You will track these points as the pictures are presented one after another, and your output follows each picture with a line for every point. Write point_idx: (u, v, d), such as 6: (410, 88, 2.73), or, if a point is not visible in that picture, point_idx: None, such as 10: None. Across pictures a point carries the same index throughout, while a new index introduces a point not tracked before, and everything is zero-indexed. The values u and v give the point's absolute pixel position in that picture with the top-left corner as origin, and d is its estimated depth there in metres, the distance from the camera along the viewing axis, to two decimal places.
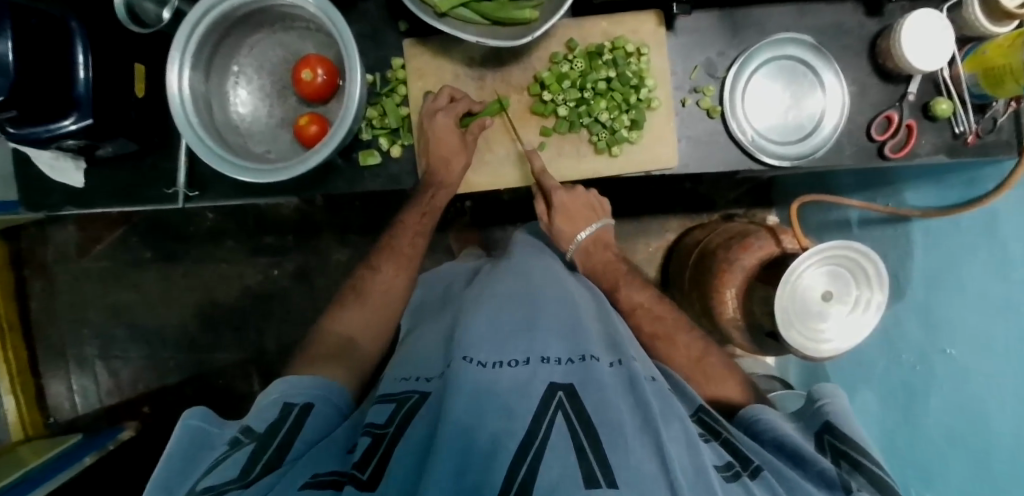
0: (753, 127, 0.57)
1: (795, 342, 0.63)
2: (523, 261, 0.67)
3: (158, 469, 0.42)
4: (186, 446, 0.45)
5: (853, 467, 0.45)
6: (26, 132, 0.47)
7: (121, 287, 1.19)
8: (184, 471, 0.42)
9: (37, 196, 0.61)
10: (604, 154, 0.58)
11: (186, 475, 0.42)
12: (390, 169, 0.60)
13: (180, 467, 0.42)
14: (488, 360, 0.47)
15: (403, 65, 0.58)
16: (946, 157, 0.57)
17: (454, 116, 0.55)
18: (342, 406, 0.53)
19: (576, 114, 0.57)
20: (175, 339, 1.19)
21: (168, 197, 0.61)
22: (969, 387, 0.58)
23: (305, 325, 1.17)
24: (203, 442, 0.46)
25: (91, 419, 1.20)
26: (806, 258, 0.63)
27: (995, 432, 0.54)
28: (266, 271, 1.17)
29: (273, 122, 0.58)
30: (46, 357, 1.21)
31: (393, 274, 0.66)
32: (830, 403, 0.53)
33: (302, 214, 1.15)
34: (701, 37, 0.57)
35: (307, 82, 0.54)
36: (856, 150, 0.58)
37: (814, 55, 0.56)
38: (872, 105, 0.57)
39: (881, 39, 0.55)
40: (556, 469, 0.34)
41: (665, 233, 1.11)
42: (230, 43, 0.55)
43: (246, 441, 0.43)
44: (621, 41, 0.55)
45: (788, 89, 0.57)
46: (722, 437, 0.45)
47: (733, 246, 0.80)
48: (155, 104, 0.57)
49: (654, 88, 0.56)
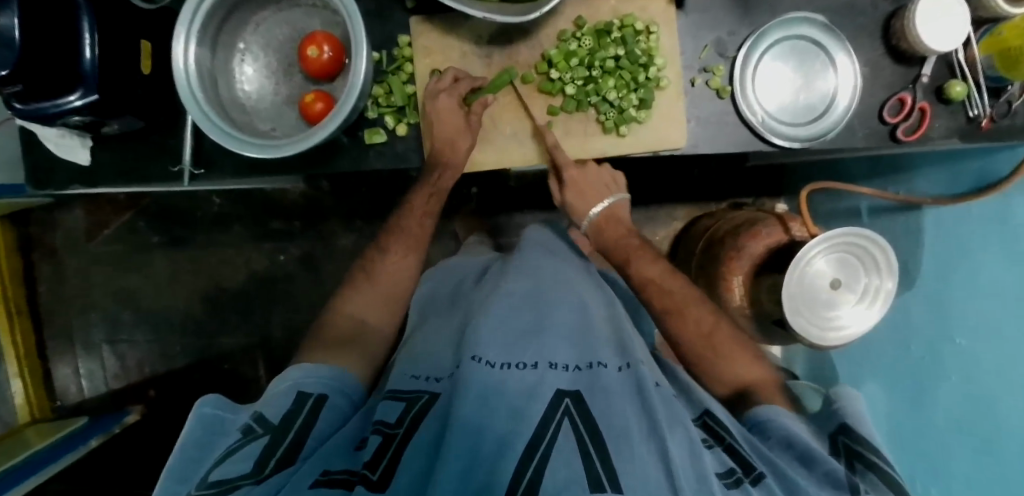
0: (764, 109, 0.56)
1: (802, 329, 0.62)
2: (534, 261, 0.66)
3: (173, 459, 0.42)
4: (201, 436, 0.45)
5: (867, 468, 0.44)
6: (32, 108, 0.47)
7: (128, 271, 1.20)
8: (200, 462, 0.42)
9: (43, 174, 0.61)
10: (611, 134, 0.58)
11: (201, 463, 0.42)
12: (396, 147, 0.59)
13: (196, 454, 0.43)
14: (497, 359, 0.47)
15: (409, 42, 0.58)
16: (959, 141, 0.56)
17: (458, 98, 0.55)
18: (356, 398, 0.53)
19: (584, 93, 0.56)
20: (181, 324, 1.20)
21: (174, 175, 0.61)
22: (975, 386, 0.57)
23: (310, 311, 1.17)
24: (215, 428, 0.46)
25: (98, 402, 1.21)
26: (815, 246, 0.62)
27: (1000, 430, 0.54)
28: (272, 257, 1.17)
29: (279, 100, 0.58)
30: (53, 340, 1.22)
31: (399, 255, 0.66)
32: (847, 406, 0.52)
33: (307, 199, 1.15)
34: (711, 16, 0.56)
35: (313, 59, 0.53)
36: (867, 132, 0.57)
37: (825, 35, 0.55)
38: (886, 87, 0.56)
39: (895, 20, 0.54)
40: (562, 472, 0.35)
41: (672, 222, 1.11)
42: (236, 20, 0.55)
43: (261, 432, 0.43)
44: (630, 19, 0.54)
45: (800, 69, 0.56)
46: (727, 442, 0.44)
47: (742, 234, 0.79)
48: (162, 82, 0.57)
49: (663, 67, 0.55)
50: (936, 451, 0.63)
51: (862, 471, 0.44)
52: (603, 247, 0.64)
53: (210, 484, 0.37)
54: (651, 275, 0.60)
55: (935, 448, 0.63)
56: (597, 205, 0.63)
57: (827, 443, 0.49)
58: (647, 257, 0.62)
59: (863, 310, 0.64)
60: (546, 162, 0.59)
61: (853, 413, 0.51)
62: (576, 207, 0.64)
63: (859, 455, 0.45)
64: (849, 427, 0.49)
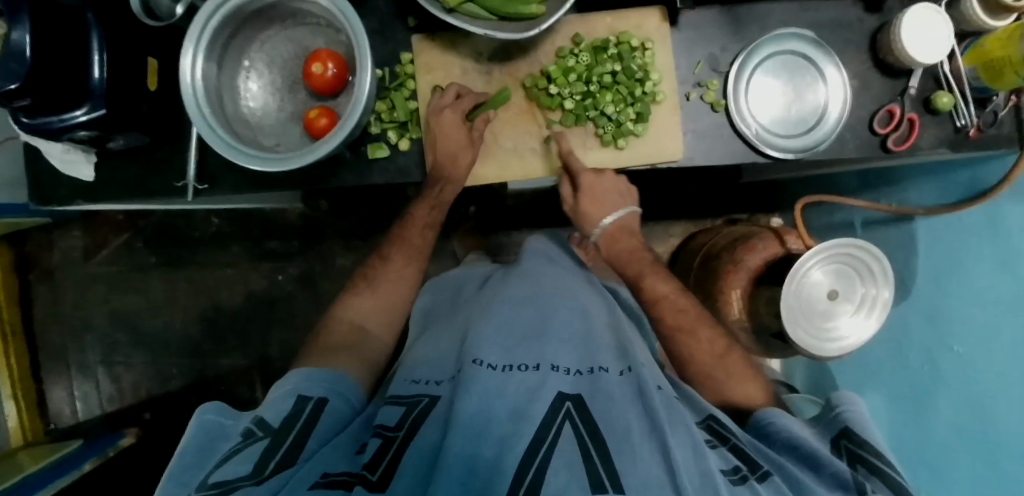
0: (757, 121, 0.58)
1: (803, 341, 0.62)
2: (534, 268, 0.67)
3: (173, 462, 0.42)
4: (203, 442, 0.44)
5: (871, 472, 0.42)
6: (39, 122, 0.48)
7: (126, 292, 1.19)
8: (199, 468, 0.41)
9: (46, 189, 0.62)
10: (610, 147, 0.59)
11: (201, 467, 0.41)
12: (398, 162, 0.60)
13: (194, 459, 0.42)
14: (498, 363, 0.47)
15: (411, 59, 0.60)
16: (949, 150, 0.57)
17: (460, 113, 0.56)
18: (357, 403, 0.52)
19: (582, 107, 0.57)
20: (177, 344, 1.18)
21: (178, 191, 0.61)
22: (974, 388, 0.57)
23: (308, 330, 1.16)
24: (216, 433, 0.45)
25: (91, 426, 1.19)
26: (810, 258, 0.63)
27: (1000, 431, 0.53)
28: (270, 276, 1.17)
29: (284, 116, 0.59)
30: (47, 362, 1.20)
31: (401, 269, 0.66)
32: (849, 409, 0.49)
33: (307, 218, 1.16)
34: (704, 32, 0.58)
35: (318, 76, 0.55)
36: (859, 143, 0.58)
37: (815, 50, 0.57)
38: (874, 99, 0.58)
39: (881, 34, 0.56)
40: (563, 473, 0.34)
41: (670, 238, 1.12)
42: (243, 38, 0.57)
43: (260, 434, 0.43)
44: (626, 36, 0.56)
45: (791, 83, 0.58)
46: (731, 442, 0.45)
47: (738, 247, 0.80)
48: (168, 98, 0.58)
49: (659, 81, 0.56)
50: (939, 461, 0.62)
51: (865, 475, 0.42)
52: (614, 260, 0.63)
53: (210, 485, 0.36)
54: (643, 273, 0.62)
55: (939, 457, 0.62)
56: (609, 216, 0.61)
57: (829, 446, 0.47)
58: (658, 273, 0.62)
59: (860, 320, 0.64)
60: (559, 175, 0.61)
61: (855, 416, 0.48)
62: (588, 212, 0.62)
63: (862, 459, 0.44)
64: (849, 429, 0.47)
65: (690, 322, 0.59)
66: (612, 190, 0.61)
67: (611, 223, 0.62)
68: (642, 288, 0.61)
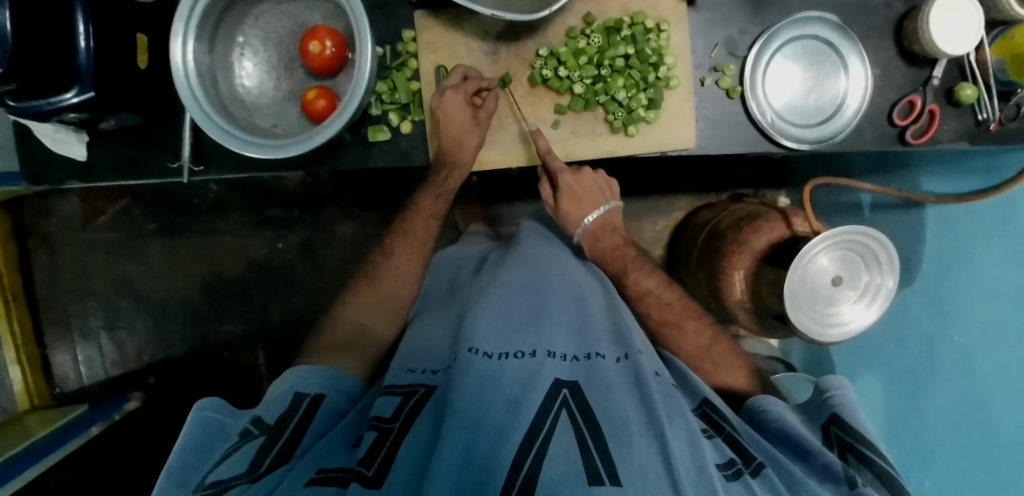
0: (773, 108, 0.56)
1: (805, 326, 0.62)
2: (533, 249, 0.66)
3: (171, 460, 0.42)
4: (200, 439, 0.45)
5: (860, 462, 0.44)
6: (26, 105, 0.46)
7: (125, 258, 1.19)
8: (198, 466, 0.42)
9: (38, 169, 0.61)
10: (619, 134, 0.57)
11: (200, 468, 0.42)
12: (400, 145, 0.59)
13: (194, 458, 0.43)
14: (494, 351, 0.47)
15: (414, 37, 0.57)
16: (967, 144, 0.56)
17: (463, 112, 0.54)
18: (352, 393, 0.53)
19: (592, 92, 0.55)
20: (179, 312, 1.20)
21: (173, 172, 0.60)
22: (969, 373, 0.63)
23: (309, 298, 1.17)
24: (214, 429, 0.46)
25: (97, 389, 1.22)
26: (819, 243, 0.60)
27: (995, 417, 0.61)
28: (270, 245, 1.17)
29: (281, 96, 0.57)
30: (50, 327, 1.21)
31: (405, 260, 0.67)
32: (840, 395, 0.50)
33: (306, 187, 1.13)
34: (723, 13, 0.55)
35: (315, 55, 0.52)
36: (876, 134, 0.57)
37: (838, 36, 0.54)
38: (896, 89, 0.56)
39: (909, 20, 0.54)
40: (561, 465, 0.34)
41: (673, 213, 1.11)
42: (235, 12, 0.54)
43: (256, 433, 0.43)
44: (641, 16, 0.54)
45: (811, 69, 0.56)
46: (725, 432, 0.45)
47: (743, 228, 0.78)
48: (158, 76, 0.55)
49: (673, 66, 0.54)
50: (933, 448, 0.66)
51: (856, 465, 0.44)
52: (600, 261, 0.66)
53: (207, 486, 0.37)
54: (622, 262, 0.65)
55: (931, 444, 0.66)
56: (592, 214, 0.64)
57: (820, 435, 0.49)
58: (648, 274, 0.65)
59: (862, 308, 0.64)
60: (536, 160, 0.59)
61: (845, 402, 0.50)
62: (568, 211, 0.65)
63: (854, 451, 0.45)
64: (840, 416, 0.48)
65: (676, 316, 0.63)
66: (591, 189, 0.65)
67: (593, 221, 0.65)
68: (628, 286, 0.64)
